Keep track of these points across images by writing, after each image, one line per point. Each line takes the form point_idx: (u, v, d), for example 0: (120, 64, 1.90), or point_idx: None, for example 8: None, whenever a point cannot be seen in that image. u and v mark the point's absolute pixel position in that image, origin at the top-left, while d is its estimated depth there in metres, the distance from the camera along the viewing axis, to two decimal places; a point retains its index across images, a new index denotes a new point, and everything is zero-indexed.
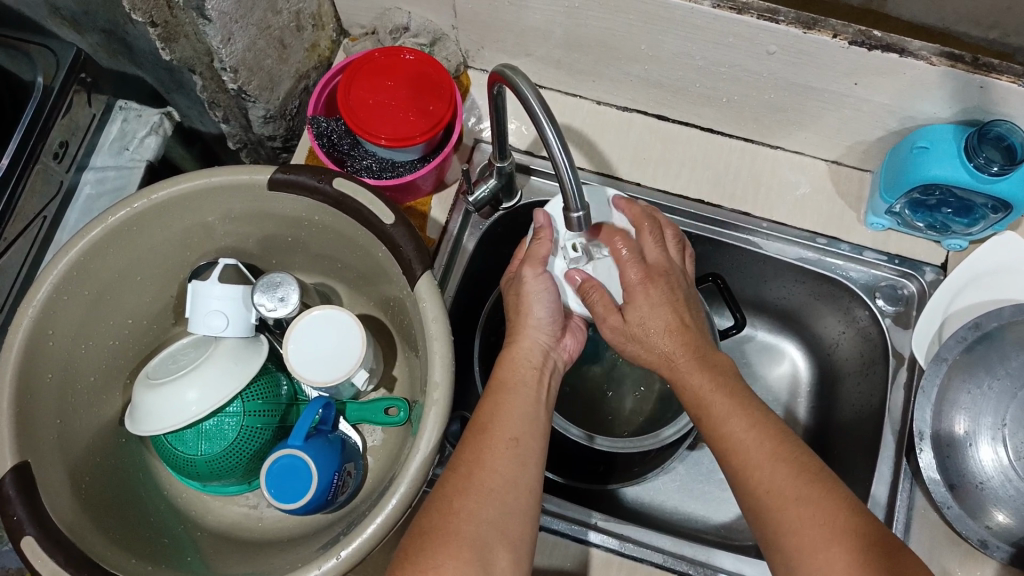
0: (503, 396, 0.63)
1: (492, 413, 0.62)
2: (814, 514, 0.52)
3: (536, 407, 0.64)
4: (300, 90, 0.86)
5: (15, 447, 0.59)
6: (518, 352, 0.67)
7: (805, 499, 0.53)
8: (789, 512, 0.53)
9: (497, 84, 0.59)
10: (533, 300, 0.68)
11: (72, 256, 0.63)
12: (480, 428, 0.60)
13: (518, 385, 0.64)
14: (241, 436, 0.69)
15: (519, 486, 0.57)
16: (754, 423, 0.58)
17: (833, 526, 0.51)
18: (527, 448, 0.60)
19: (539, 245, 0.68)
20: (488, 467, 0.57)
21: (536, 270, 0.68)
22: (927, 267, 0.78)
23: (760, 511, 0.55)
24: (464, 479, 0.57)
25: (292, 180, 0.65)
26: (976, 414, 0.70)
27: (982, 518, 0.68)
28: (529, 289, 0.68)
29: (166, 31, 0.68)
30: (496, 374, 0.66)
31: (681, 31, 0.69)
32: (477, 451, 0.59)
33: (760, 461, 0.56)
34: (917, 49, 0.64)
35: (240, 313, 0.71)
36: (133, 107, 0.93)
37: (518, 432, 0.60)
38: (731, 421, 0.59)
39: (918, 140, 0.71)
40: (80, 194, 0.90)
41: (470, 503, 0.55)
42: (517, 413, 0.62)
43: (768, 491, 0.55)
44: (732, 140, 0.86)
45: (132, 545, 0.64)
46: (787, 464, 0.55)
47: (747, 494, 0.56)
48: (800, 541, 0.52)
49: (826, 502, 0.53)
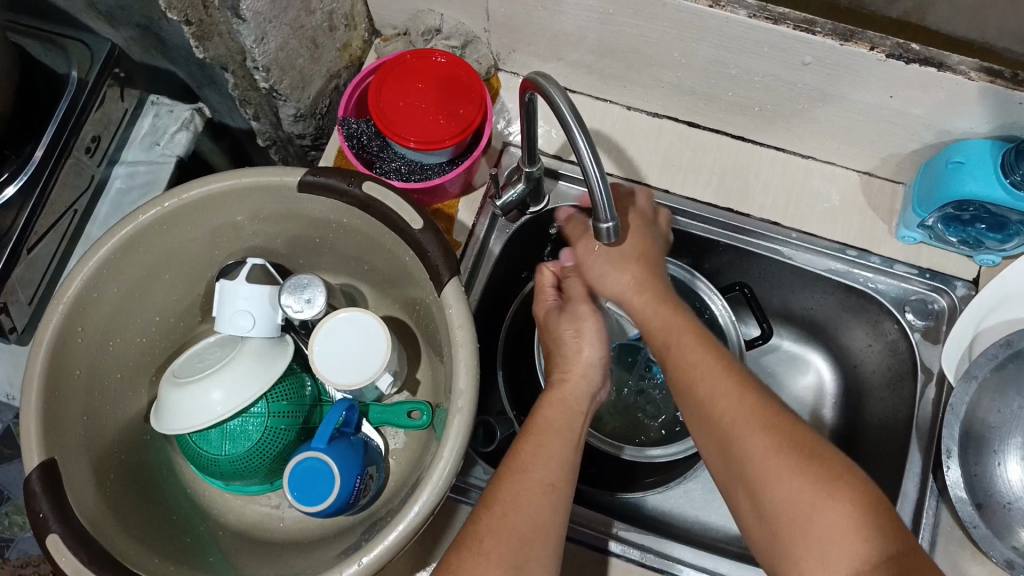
0: (545, 438, 0.61)
1: (529, 455, 0.59)
2: (779, 447, 0.55)
3: (576, 453, 0.62)
4: (330, 89, 0.86)
5: (42, 444, 0.59)
6: (566, 393, 0.65)
7: (770, 430, 0.56)
8: (756, 445, 0.56)
9: (529, 91, 0.59)
10: (587, 340, 0.67)
11: (102, 254, 0.63)
12: (520, 467, 0.58)
13: (563, 429, 0.62)
14: (265, 437, 0.69)
15: (548, 531, 0.56)
16: (718, 366, 0.61)
17: (798, 460, 0.54)
18: (562, 495, 0.58)
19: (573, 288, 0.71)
20: (522, 511, 0.56)
21: (587, 311, 0.69)
22: (958, 282, 0.77)
23: (730, 448, 0.57)
24: (489, 519, 0.56)
25: (320, 181, 0.65)
26: (1003, 430, 0.71)
27: (1009, 538, 0.68)
28: (584, 327, 0.68)
29: (201, 30, 0.68)
30: (537, 413, 0.64)
31: (717, 41, 0.69)
32: (517, 495, 0.57)
33: (725, 393, 0.59)
34: (957, 63, 0.63)
35: (266, 314, 0.71)
36: (164, 103, 0.93)
37: (554, 478, 0.58)
38: (698, 355, 0.62)
39: (954, 154, 0.70)
40: (110, 188, 0.91)
41: (502, 548, 0.54)
42: (558, 457, 0.60)
43: (735, 425, 0.57)
44: (763, 150, 0.85)
45: (156, 544, 0.64)
46: (747, 401, 0.58)
47: (715, 431, 0.59)
48: (767, 473, 0.54)
49: (791, 435, 0.55)
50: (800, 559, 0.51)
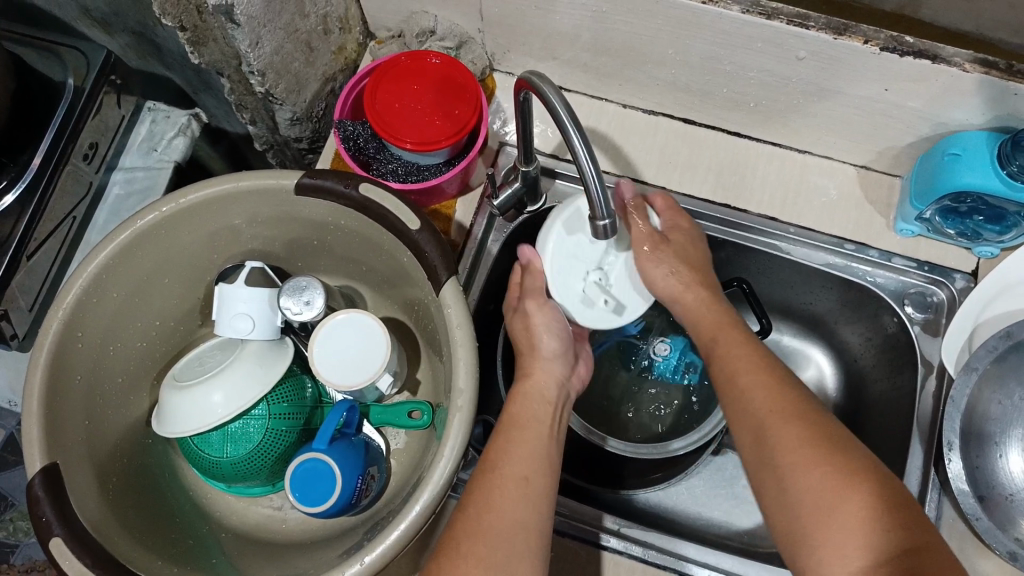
0: (515, 434, 0.61)
1: (501, 451, 0.60)
2: (810, 438, 0.54)
3: (549, 445, 0.62)
4: (326, 92, 0.86)
5: (44, 448, 0.59)
6: (530, 386, 0.66)
7: (805, 421, 0.55)
8: (786, 434, 0.55)
9: (524, 90, 0.59)
10: (542, 332, 0.67)
11: (100, 259, 0.64)
12: (491, 464, 0.59)
13: (532, 422, 0.63)
14: (266, 439, 0.69)
15: (529, 527, 0.56)
16: (754, 359, 0.61)
17: (829, 451, 0.53)
18: (538, 489, 0.58)
19: (534, 279, 0.68)
20: (497, 507, 0.56)
21: (541, 302, 0.67)
22: (956, 275, 0.77)
23: (759, 435, 0.56)
24: (473, 522, 0.55)
25: (317, 184, 0.65)
26: (1003, 422, 0.71)
27: (1010, 530, 0.68)
28: (535, 320, 0.67)
29: (196, 35, 0.69)
30: (507, 408, 0.65)
31: (710, 37, 0.69)
32: (489, 492, 0.57)
33: (762, 384, 0.58)
34: (951, 55, 0.63)
35: (266, 317, 0.71)
36: (161, 108, 0.93)
37: (528, 471, 0.59)
38: (736, 349, 0.62)
39: (950, 146, 0.70)
40: (108, 195, 0.91)
41: (481, 549, 0.54)
42: (531, 452, 0.60)
43: (767, 415, 0.56)
44: (759, 145, 0.85)
45: (160, 547, 0.64)
46: (781, 392, 0.57)
47: (744, 419, 0.58)
48: (796, 461, 0.53)
49: (823, 429, 0.55)
50: (817, 548, 0.51)
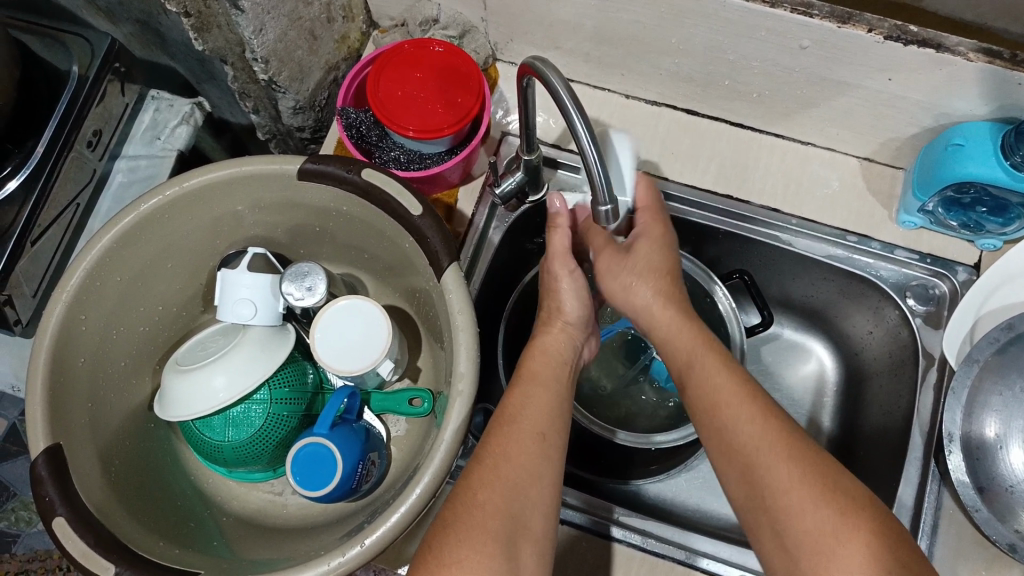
0: (533, 389, 0.62)
1: (520, 404, 0.61)
2: (807, 478, 0.53)
3: (565, 404, 0.63)
4: (329, 81, 0.86)
5: (48, 430, 0.60)
6: (549, 345, 0.67)
7: (795, 459, 0.54)
8: (776, 471, 0.54)
9: (527, 76, 0.59)
10: (568, 296, 0.69)
11: (105, 243, 0.64)
12: (510, 419, 0.59)
13: (551, 380, 0.63)
14: (267, 423, 0.70)
15: (543, 480, 0.57)
16: (724, 391, 0.59)
17: (822, 487, 0.52)
18: (553, 445, 0.59)
19: (556, 233, 0.69)
20: (512, 460, 0.56)
21: (565, 266, 0.69)
22: (959, 267, 0.77)
23: (750, 470, 0.55)
24: (489, 471, 0.56)
25: (320, 169, 0.65)
26: (1005, 414, 0.70)
27: (1011, 521, 0.68)
28: (561, 284, 0.69)
29: (200, 21, 0.69)
30: (524, 363, 0.66)
31: (712, 25, 0.69)
32: (503, 444, 0.58)
33: (747, 416, 0.57)
34: (955, 44, 0.63)
35: (269, 303, 0.72)
36: (164, 97, 0.94)
37: (544, 427, 0.59)
38: (715, 377, 0.60)
39: (953, 137, 0.70)
40: (112, 182, 0.93)
41: (496, 497, 0.54)
42: (547, 408, 0.61)
43: (757, 450, 0.55)
44: (762, 136, 0.85)
45: (162, 530, 0.65)
46: (769, 428, 0.56)
47: (732, 453, 0.57)
48: (795, 505, 0.52)
49: (814, 467, 0.53)
50: None
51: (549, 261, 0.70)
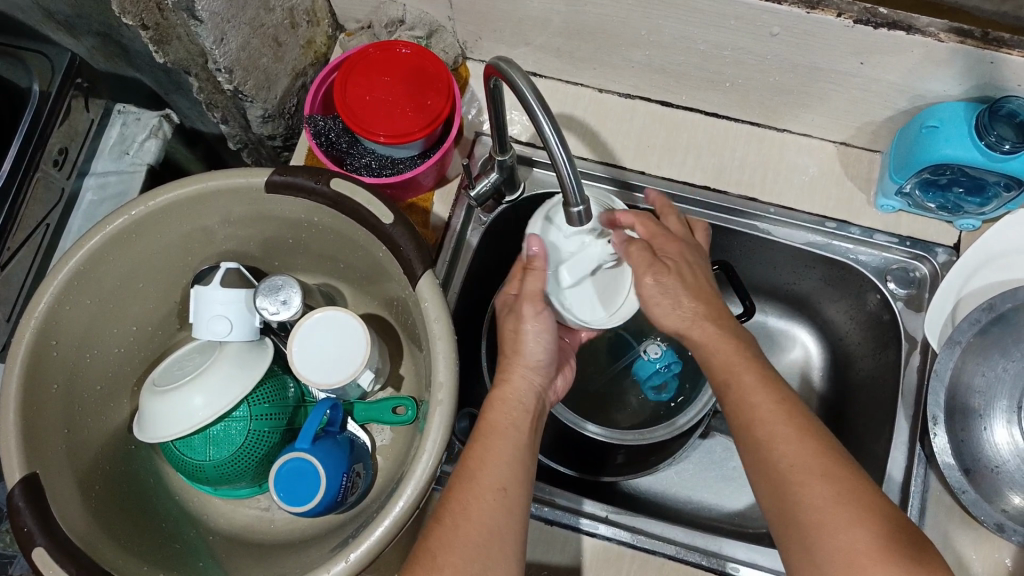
0: (491, 439, 0.61)
1: (478, 459, 0.59)
2: (840, 497, 0.52)
3: (524, 450, 0.62)
4: (297, 87, 0.85)
5: (23, 458, 0.59)
6: (508, 391, 0.65)
7: (830, 475, 0.53)
8: (813, 488, 0.53)
9: (493, 77, 0.58)
10: (530, 340, 0.65)
11: (71, 267, 0.63)
12: (469, 475, 0.58)
13: (509, 429, 0.62)
14: (249, 440, 0.69)
15: (504, 536, 0.56)
16: (759, 408, 0.58)
17: (858, 507, 0.52)
18: (512, 498, 0.58)
19: (534, 277, 0.65)
20: (472, 517, 0.56)
21: (538, 307, 0.65)
22: (938, 249, 0.77)
23: (783, 486, 0.55)
24: (448, 533, 0.55)
25: (288, 181, 0.64)
26: (988, 395, 0.68)
27: (998, 502, 0.67)
28: (527, 327, 0.65)
29: (159, 34, 0.67)
30: (483, 415, 0.63)
31: (682, 16, 0.68)
32: (466, 502, 0.57)
33: (785, 435, 0.56)
34: (925, 25, 0.62)
35: (244, 318, 0.70)
36: (130, 111, 0.93)
37: (505, 479, 0.58)
38: (753, 394, 0.59)
39: (928, 118, 0.69)
40: (82, 201, 0.91)
41: (453, 563, 0.54)
42: (505, 457, 0.60)
43: (793, 468, 0.55)
44: (738, 125, 0.84)
45: (147, 553, 0.64)
46: (804, 447, 0.55)
47: (765, 469, 0.56)
48: (825, 519, 0.52)
49: (852, 490, 0.53)
50: None
51: (518, 305, 0.66)
